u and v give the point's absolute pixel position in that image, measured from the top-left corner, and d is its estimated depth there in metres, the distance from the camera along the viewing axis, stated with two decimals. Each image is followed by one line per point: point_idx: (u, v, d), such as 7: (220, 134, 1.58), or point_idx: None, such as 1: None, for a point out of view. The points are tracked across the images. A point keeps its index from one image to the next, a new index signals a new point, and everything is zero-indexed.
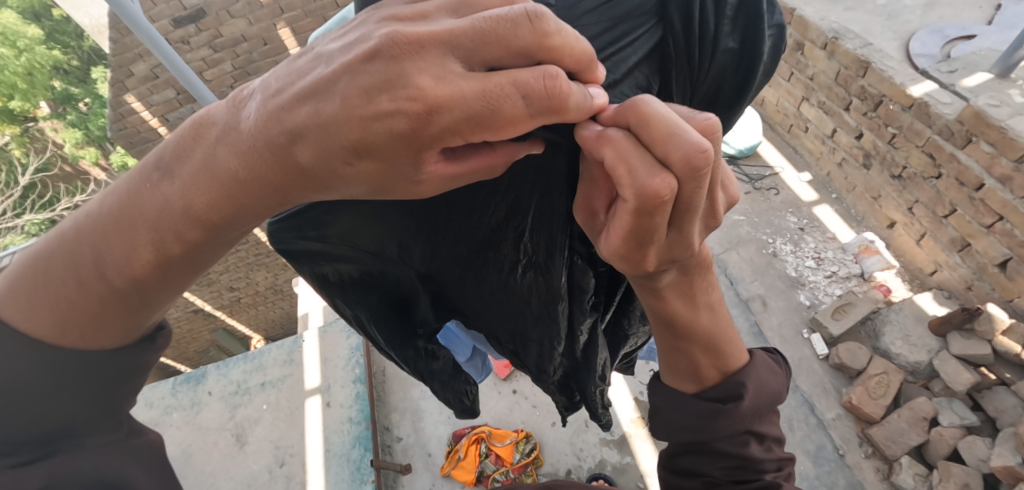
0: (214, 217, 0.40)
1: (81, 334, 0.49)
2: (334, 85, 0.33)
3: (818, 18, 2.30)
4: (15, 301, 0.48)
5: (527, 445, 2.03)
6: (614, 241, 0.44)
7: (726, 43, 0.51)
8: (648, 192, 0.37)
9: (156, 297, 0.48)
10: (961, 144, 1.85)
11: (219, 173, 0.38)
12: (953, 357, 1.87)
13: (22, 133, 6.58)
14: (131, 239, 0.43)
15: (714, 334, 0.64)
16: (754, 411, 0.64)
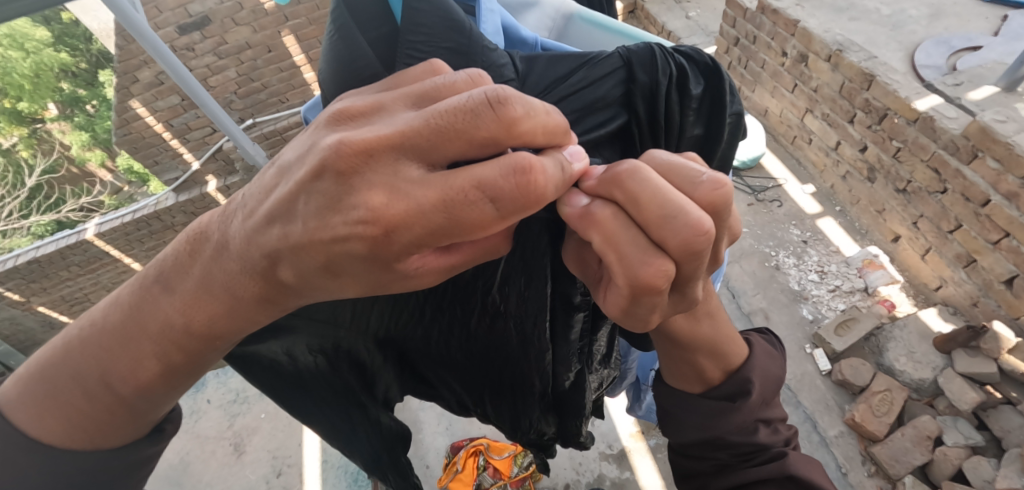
0: (212, 329, 0.48)
1: (91, 438, 0.54)
2: (294, 211, 0.40)
3: (822, 31, 2.28)
4: (29, 408, 0.53)
5: (525, 458, 1.96)
6: (615, 310, 0.47)
7: (691, 130, 0.63)
8: (643, 281, 0.41)
9: (159, 400, 0.54)
10: (966, 159, 1.83)
11: (216, 290, 0.45)
12: (959, 374, 1.84)
13: (29, 135, 6.75)
14: (135, 352, 0.50)
15: (718, 339, 0.62)
16: (759, 402, 0.62)
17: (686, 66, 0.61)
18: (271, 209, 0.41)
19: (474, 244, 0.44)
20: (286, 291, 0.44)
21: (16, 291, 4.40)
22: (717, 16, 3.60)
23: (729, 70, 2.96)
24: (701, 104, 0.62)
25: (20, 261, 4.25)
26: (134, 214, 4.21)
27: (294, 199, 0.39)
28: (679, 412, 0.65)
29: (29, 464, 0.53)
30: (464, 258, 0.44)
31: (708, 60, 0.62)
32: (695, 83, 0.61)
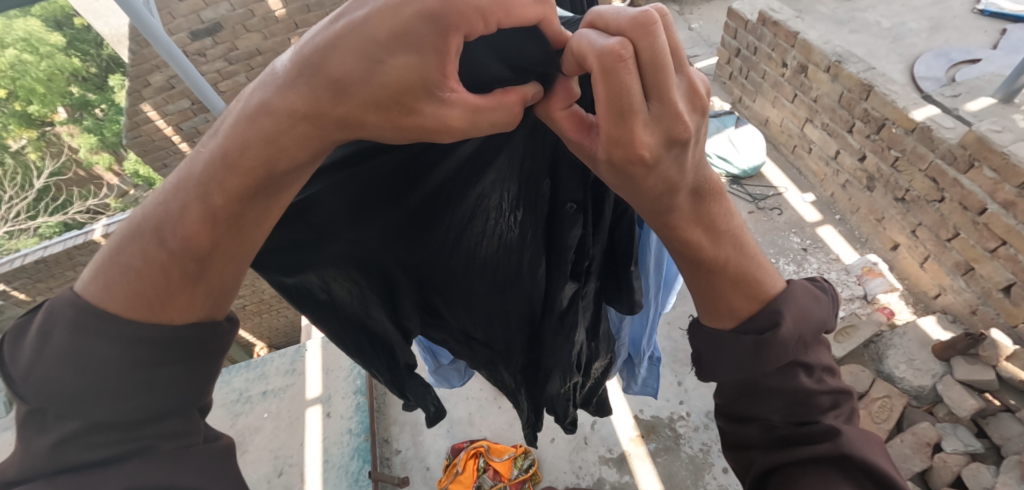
0: (251, 166, 0.46)
1: (152, 308, 0.53)
2: (361, 3, 0.41)
3: (822, 42, 2.33)
4: (93, 284, 0.53)
5: (525, 460, 2.01)
6: (603, 125, 0.43)
7: None
8: (605, 50, 0.39)
9: (209, 264, 0.52)
10: (963, 168, 1.85)
11: (255, 117, 0.45)
12: (958, 381, 1.84)
13: (39, 137, 6.89)
14: (184, 200, 0.49)
15: (744, 267, 0.61)
16: (796, 339, 0.61)
17: None
18: (334, 9, 0.42)
19: (501, 99, 0.44)
20: (335, 97, 0.42)
21: (22, 291, 4.46)
22: (720, 27, 3.65)
23: (731, 80, 3.01)
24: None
25: (27, 260, 4.30)
26: None
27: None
28: (713, 348, 0.65)
29: (117, 348, 0.52)
30: (493, 105, 0.43)
31: None
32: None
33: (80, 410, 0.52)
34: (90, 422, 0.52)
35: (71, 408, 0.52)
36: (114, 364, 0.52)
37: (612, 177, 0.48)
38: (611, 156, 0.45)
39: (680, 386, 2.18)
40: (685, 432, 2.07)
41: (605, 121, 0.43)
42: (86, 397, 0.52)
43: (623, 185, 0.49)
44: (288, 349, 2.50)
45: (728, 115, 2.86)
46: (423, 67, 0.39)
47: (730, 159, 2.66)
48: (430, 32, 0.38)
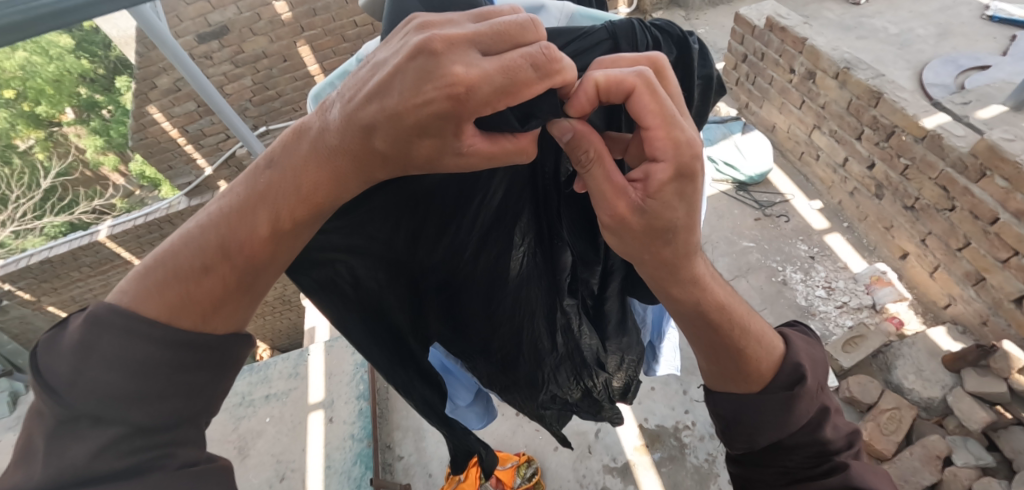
0: (321, 197, 0.50)
1: (201, 316, 0.52)
2: (390, 86, 0.42)
3: (830, 49, 2.31)
4: (133, 291, 0.50)
5: (528, 469, 1.99)
6: (660, 135, 0.50)
7: None
8: (643, 71, 0.48)
9: (264, 274, 0.54)
10: (975, 177, 1.83)
11: (324, 157, 0.48)
12: (968, 393, 1.82)
13: (46, 138, 6.99)
14: (250, 219, 0.51)
15: (750, 324, 0.67)
16: (816, 387, 0.67)
17: (660, 38, 0.62)
18: (371, 89, 0.43)
19: (513, 141, 0.47)
20: (381, 161, 0.46)
21: (27, 290, 4.48)
22: (726, 32, 3.63)
23: (737, 86, 3.00)
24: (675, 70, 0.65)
25: (33, 260, 4.32)
26: (146, 217, 4.27)
27: (391, 77, 0.41)
28: (740, 417, 0.67)
29: (150, 348, 0.49)
30: (503, 154, 0.46)
31: (679, 33, 0.63)
32: (668, 51, 0.63)
33: (122, 413, 0.48)
34: (133, 426, 0.48)
35: (113, 407, 0.47)
36: (160, 370, 0.49)
37: (673, 198, 0.53)
38: (680, 158, 0.50)
39: (685, 395, 2.16)
40: (690, 441, 2.04)
41: (662, 130, 0.50)
42: (109, 409, 0.47)
43: (681, 210, 0.54)
44: (291, 352, 2.49)
45: (734, 121, 2.84)
46: (444, 148, 0.44)
47: (737, 165, 2.65)
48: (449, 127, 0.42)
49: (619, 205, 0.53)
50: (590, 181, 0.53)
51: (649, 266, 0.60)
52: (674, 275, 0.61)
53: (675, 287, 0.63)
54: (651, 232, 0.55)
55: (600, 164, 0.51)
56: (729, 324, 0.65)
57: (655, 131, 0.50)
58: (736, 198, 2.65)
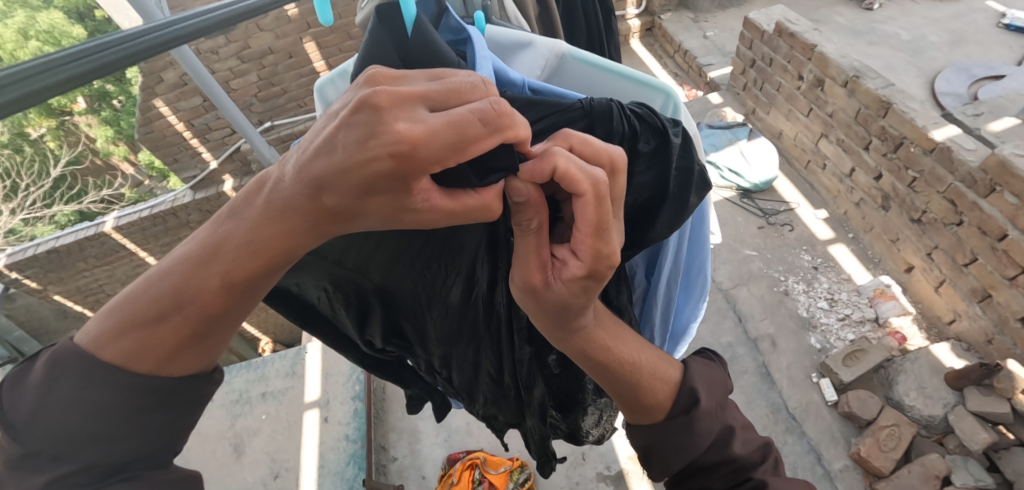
0: (278, 251, 0.45)
1: (157, 360, 0.49)
2: (336, 142, 0.37)
3: (839, 56, 2.26)
4: (92, 334, 0.48)
5: (521, 474, 1.97)
6: (586, 241, 0.49)
7: (639, 178, 0.60)
8: (600, 179, 0.45)
9: (222, 323, 0.49)
10: (984, 192, 1.78)
11: (281, 208, 0.43)
12: (971, 413, 1.78)
13: (58, 127, 7.07)
14: (205, 270, 0.46)
15: (646, 357, 0.67)
16: (715, 407, 0.67)
17: (639, 124, 0.56)
18: (319, 143, 0.38)
19: (476, 197, 0.42)
20: (333, 218, 0.41)
21: (34, 279, 4.55)
22: (735, 36, 3.58)
23: (745, 91, 2.96)
24: (652, 162, 0.58)
25: (40, 250, 4.37)
26: (152, 209, 4.31)
27: (336, 133, 0.36)
28: (649, 446, 0.69)
29: (108, 393, 0.47)
30: (466, 209, 0.42)
31: (661, 123, 0.57)
32: (644, 142, 0.57)
33: (80, 446, 0.47)
34: (90, 461, 0.47)
35: (67, 442, 0.46)
36: (119, 411, 0.47)
37: (575, 293, 0.54)
38: (593, 268, 0.51)
39: None
40: None
41: (590, 238, 0.49)
42: (70, 444, 0.46)
43: (580, 299, 0.55)
44: (289, 351, 2.50)
45: (740, 127, 2.81)
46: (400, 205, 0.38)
47: (742, 172, 2.62)
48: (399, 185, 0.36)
49: (534, 276, 0.53)
50: (520, 247, 0.53)
51: (540, 324, 0.60)
52: (567, 338, 0.61)
53: (563, 339, 0.61)
54: (550, 308, 0.56)
55: (535, 235, 0.52)
56: (618, 362, 0.64)
57: (583, 237, 0.49)
58: (739, 206, 2.62)
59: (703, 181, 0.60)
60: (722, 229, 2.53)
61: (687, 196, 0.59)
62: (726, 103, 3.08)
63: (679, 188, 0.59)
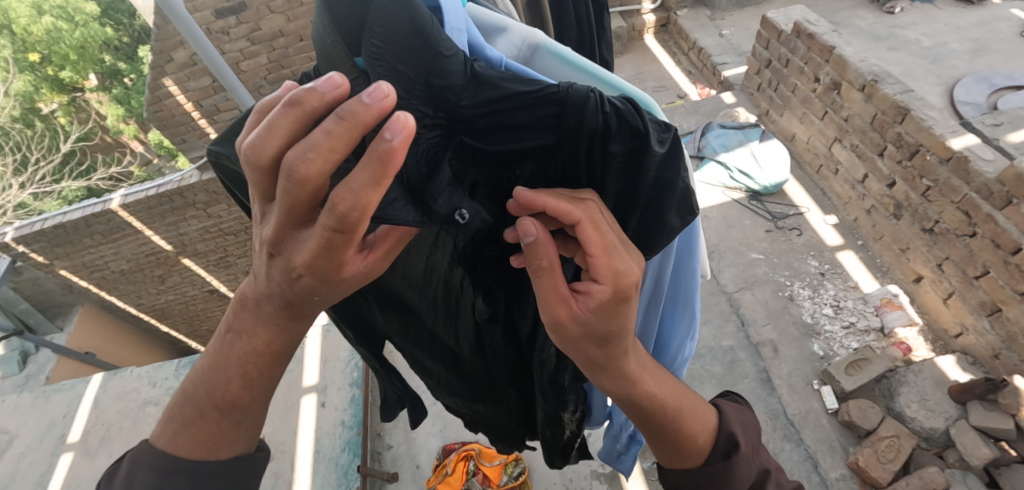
0: (272, 346, 0.65)
1: (212, 444, 0.70)
2: (276, 272, 0.55)
3: (858, 60, 2.21)
4: (167, 440, 0.71)
5: (516, 468, 1.99)
6: (601, 265, 0.55)
7: (612, 182, 0.55)
8: (588, 210, 0.53)
9: (249, 404, 0.71)
10: (1000, 205, 1.74)
11: (266, 322, 0.63)
12: (972, 427, 1.76)
13: (69, 102, 7.59)
14: (226, 373, 0.67)
15: (681, 401, 0.75)
16: (749, 449, 0.77)
17: (615, 122, 0.49)
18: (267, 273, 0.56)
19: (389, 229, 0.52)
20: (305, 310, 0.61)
21: (41, 253, 4.60)
22: (752, 35, 3.53)
23: (759, 92, 2.91)
24: (627, 168, 0.53)
25: (46, 224, 4.40)
26: (158, 188, 4.32)
27: (271, 267, 0.55)
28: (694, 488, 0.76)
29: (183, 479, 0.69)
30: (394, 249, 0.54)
31: (642, 125, 0.49)
32: (617, 147, 0.51)
33: None
34: None
35: None
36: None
37: (604, 315, 0.59)
38: (615, 285, 0.56)
39: None
40: None
41: (604, 259, 0.54)
42: None
43: (613, 323, 0.60)
44: (289, 335, 2.51)
45: (752, 128, 2.77)
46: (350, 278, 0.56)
47: (752, 174, 2.59)
48: (308, 276, 0.53)
49: (560, 313, 0.59)
50: (540, 290, 0.58)
51: (582, 360, 0.65)
52: (603, 374, 0.66)
53: (606, 380, 0.67)
54: (589, 338, 0.61)
55: (552, 271, 0.56)
56: (661, 409, 0.72)
57: (598, 259, 0.54)
58: (748, 208, 2.58)
59: (686, 203, 0.54)
60: (729, 231, 2.51)
61: (664, 213, 0.56)
62: (739, 103, 3.04)
63: (651, 199, 0.56)
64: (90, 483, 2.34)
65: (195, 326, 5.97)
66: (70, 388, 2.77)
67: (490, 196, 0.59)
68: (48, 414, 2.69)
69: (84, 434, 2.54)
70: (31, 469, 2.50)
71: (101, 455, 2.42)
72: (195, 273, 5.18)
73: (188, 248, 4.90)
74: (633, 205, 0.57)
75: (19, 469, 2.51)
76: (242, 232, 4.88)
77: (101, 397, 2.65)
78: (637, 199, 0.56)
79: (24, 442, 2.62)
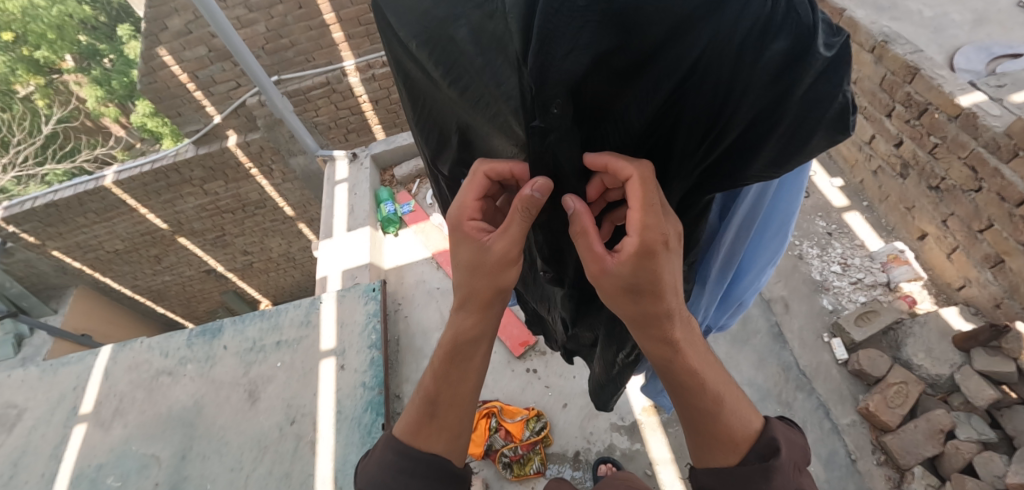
0: (461, 343, 0.89)
1: (422, 437, 0.92)
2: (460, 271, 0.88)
3: (869, 22, 2.27)
4: (399, 423, 0.96)
5: (537, 423, 2.05)
6: (636, 217, 0.65)
7: (754, 92, 0.57)
8: (623, 172, 0.65)
9: (443, 400, 0.91)
10: (1006, 158, 1.79)
11: (460, 326, 0.89)
12: (977, 372, 1.84)
13: (46, 85, 7.23)
14: (435, 367, 0.93)
15: (720, 391, 0.79)
16: (792, 464, 0.76)
17: (780, 15, 0.52)
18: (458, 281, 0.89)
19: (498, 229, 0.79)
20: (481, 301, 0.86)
21: (32, 234, 4.50)
22: None
23: None
24: (781, 76, 0.55)
25: (38, 203, 4.29)
26: (153, 164, 4.24)
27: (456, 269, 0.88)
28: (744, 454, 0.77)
29: (395, 456, 0.91)
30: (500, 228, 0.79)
31: (811, 21, 0.52)
32: (781, 44, 0.53)
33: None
34: None
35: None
36: (399, 471, 0.90)
37: (635, 269, 0.68)
38: (643, 237, 0.65)
39: None
40: None
41: (638, 214, 0.65)
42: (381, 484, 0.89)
43: (645, 276, 0.68)
44: (303, 300, 2.52)
45: None
46: (480, 254, 0.82)
47: None
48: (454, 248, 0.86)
49: (593, 266, 0.70)
50: (580, 247, 0.71)
51: (629, 315, 0.74)
52: (645, 331, 0.75)
53: (652, 341, 0.75)
54: (621, 291, 0.71)
55: (585, 238, 0.69)
56: (703, 388, 0.78)
57: (633, 213, 0.65)
58: None
59: (840, 120, 0.57)
60: None
61: (812, 131, 0.58)
62: None
63: (799, 115, 0.58)
64: (106, 452, 2.32)
65: (192, 307, 5.91)
66: (78, 361, 2.71)
67: (607, 101, 0.62)
68: (57, 388, 2.65)
69: (96, 405, 2.51)
70: (44, 441, 2.47)
71: (116, 425, 2.40)
72: (192, 252, 5.11)
73: (185, 226, 4.82)
74: (775, 121, 0.59)
75: (30, 442, 2.48)
76: (240, 210, 4.82)
77: (112, 369, 2.61)
78: (782, 115, 0.58)
79: (33, 416, 2.57)
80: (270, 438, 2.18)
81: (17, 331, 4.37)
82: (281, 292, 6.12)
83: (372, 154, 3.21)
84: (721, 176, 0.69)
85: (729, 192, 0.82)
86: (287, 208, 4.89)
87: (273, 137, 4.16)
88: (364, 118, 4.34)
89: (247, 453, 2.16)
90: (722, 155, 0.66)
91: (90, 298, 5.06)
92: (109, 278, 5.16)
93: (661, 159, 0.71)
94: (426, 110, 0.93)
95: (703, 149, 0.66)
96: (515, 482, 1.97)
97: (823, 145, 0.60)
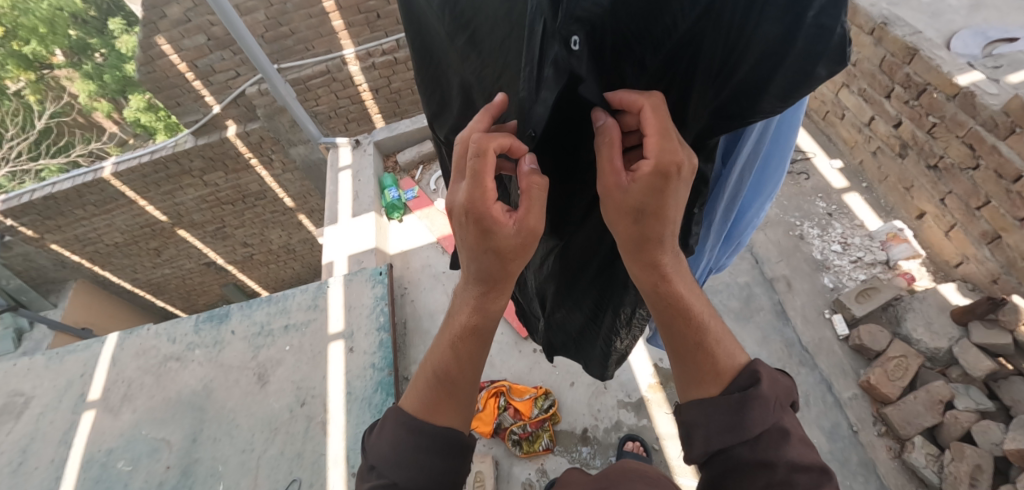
0: (473, 323, 0.87)
1: (435, 412, 0.87)
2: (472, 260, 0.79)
3: (868, 4, 2.32)
4: (405, 400, 0.92)
5: (545, 401, 2.07)
6: (652, 144, 0.64)
7: (764, 28, 0.57)
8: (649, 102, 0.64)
9: (459, 378, 0.88)
10: (1004, 135, 1.83)
11: (469, 303, 0.86)
12: (974, 345, 1.88)
13: (37, 80, 7.20)
14: (445, 346, 0.90)
15: (705, 323, 0.80)
16: (774, 398, 0.72)
17: None
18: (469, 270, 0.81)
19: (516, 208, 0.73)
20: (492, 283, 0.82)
21: (30, 227, 4.47)
22: None
23: None
24: (788, 10, 0.54)
25: (36, 196, 4.26)
26: (152, 155, 4.22)
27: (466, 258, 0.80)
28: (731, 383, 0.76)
29: (405, 429, 0.85)
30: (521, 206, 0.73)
31: None
32: None
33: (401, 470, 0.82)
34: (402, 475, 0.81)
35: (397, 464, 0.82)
36: (414, 444, 0.84)
37: (645, 192, 0.67)
38: (660, 158, 0.64)
39: None
40: None
41: (656, 138, 0.64)
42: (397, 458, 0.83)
43: (652, 198, 0.68)
44: (310, 285, 2.54)
45: None
46: (505, 238, 0.74)
47: None
48: (471, 242, 0.76)
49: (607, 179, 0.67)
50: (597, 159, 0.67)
51: (625, 239, 0.73)
52: (642, 254, 0.74)
53: (639, 265, 0.76)
54: (627, 212, 0.69)
55: (608, 147, 0.65)
56: (689, 315, 0.79)
57: (651, 139, 0.64)
58: None
59: (841, 52, 0.54)
60: None
61: (815, 64, 0.55)
62: None
63: (805, 50, 0.55)
64: (116, 437, 2.33)
65: (191, 300, 5.91)
66: (85, 348, 2.72)
67: (631, 33, 0.64)
68: (64, 375, 2.65)
69: (104, 391, 2.52)
70: (52, 428, 2.47)
71: (125, 410, 2.41)
72: (191, 245, 5.10)
73: (184, 218, 4.81)
74: (779, 58, 0.58)
75: (39, 429, 2.48)
76: (240, 201, 4.82)
77: (119, 356, 2.61)
78: (787, 54, 0.56)
79: (40, 403, 2.57)
80: (281, 419, 2.20)
81: (17, 325, 4.33)
82: (281, 284, 6.13)
83: (375, 141, 3.21)
84: (727, 119, 0.67)
85: (732, 136, 0.83)
86: (287, 199, 4.89)
87: (273, 127, 4.17)
88: (364, 108, 4.35)
89: (258, 434, 2.18)
90: (729, 96, 0.65)
91: (89, 291, 5.03)
92: (108, 271, 5.15)
93: (678, 102, 0.72)
94: (433, 71, 0.95)
95: (714, 91, 0.66)
96: (524, 458, 2.01)
97: (824, 79, 0.57)
